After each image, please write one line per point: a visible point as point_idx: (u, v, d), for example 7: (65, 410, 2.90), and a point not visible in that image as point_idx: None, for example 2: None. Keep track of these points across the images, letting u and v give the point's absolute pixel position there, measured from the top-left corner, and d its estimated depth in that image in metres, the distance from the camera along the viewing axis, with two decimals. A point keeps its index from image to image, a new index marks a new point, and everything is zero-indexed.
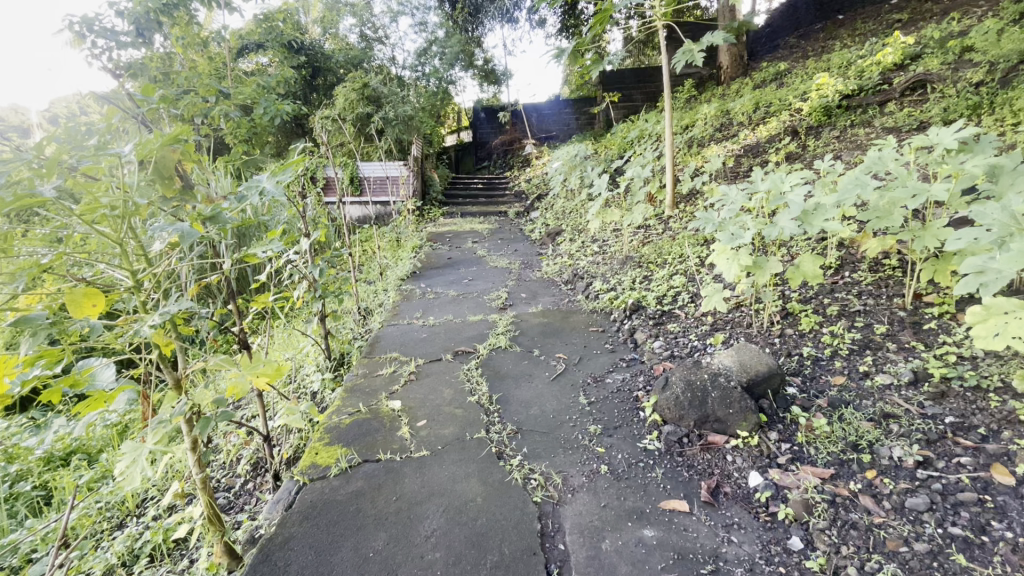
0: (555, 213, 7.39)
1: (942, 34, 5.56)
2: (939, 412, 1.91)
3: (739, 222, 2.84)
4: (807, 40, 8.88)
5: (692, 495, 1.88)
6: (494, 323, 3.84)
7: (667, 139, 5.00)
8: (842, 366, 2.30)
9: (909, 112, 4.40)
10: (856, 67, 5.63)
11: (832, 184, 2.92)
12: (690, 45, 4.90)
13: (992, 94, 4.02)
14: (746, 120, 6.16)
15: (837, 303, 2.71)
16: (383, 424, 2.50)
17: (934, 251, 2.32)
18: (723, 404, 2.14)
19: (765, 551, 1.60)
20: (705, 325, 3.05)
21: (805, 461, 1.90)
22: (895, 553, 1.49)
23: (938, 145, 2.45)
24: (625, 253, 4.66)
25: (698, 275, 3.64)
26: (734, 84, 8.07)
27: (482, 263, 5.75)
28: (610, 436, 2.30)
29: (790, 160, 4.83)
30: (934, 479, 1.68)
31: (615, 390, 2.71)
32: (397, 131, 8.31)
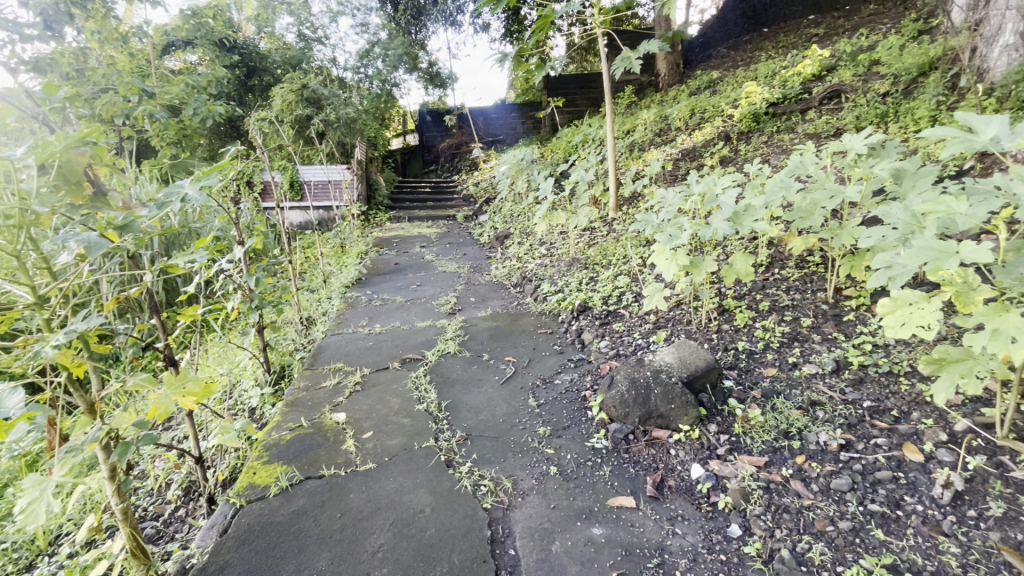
0: (503, 216, 7.41)
1: (853, 48, 6.02)
2: (858, 397, 2.06)
3: (676, 224, 2.95)
4: (737, 51, 9.37)
5: (638, 490, 1.93)
6: (442, 329, 3.79)
7: (609, 143, 5.13)
8: (774, 358, 2.43)
9: (827, 120, 4.75)
10: (780, 77, 6.01)
11: (760, 187, 3.10)
12: (628, 53, 5.06)
13: (897, 103, 4.40)
14: (682, 126, 6.44)
15: (768, 298, 2.87)
16: (326, 439, 2.40)
17: (851, 248, 2.51)
18: (665, 400, 2.21)
19: (707, 541, 1.66)
20: (648, 323, 3.15)
21: (741, 451, 1.99)
22: (822, 533, 1.59)
23: (850, 150, 2.65)
24: (572, 255, 4.73)
25: (641, 275, 3.75)
26: (672, 91, 8.39)
27: (430, 268, 5.69)
28: (559, 437, 2.32)
29: (723, 164, 5.08)
30: (855, 461, 1.80)
31: (564, 391, 2.74)
32: (338, 134, 8.07)
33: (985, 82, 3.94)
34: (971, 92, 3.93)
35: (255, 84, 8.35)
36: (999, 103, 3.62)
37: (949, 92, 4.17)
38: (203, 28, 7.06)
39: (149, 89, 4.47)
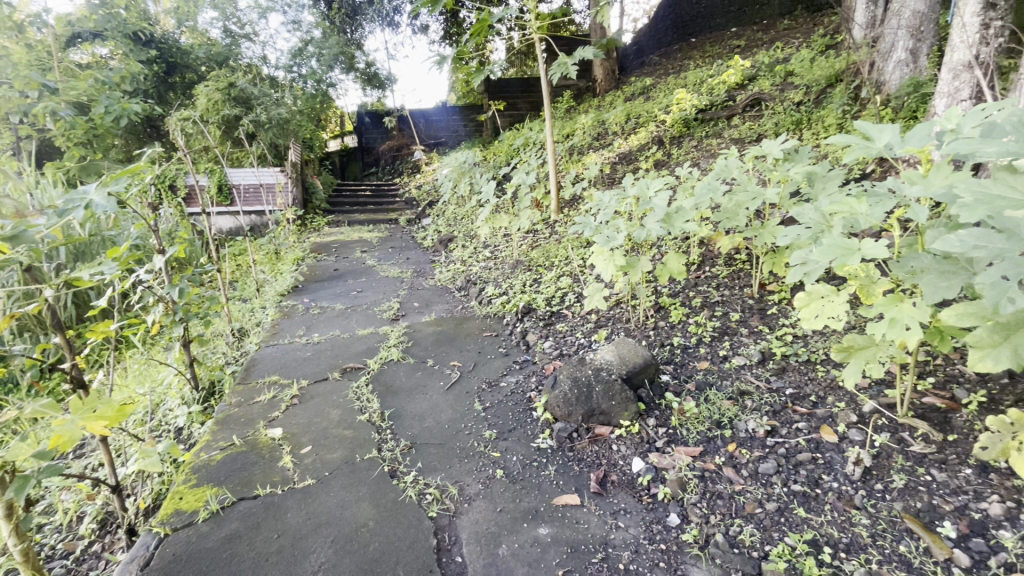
0: (446, 219, 7.34)
1: (771, 60, 6.46)
2: (782, 385, 2.20)
3: (613, 225, 3.04)
4: (667, 59, 9.78)
5: (583, 487, 1.97)
6: (385, 336, 3.70)
7: (549, 146, 5.21)
8: (706, 351, 2.56)
9: (749, 127, 5.06)
10: (707, 84, 6.36)
11: (690, 189, 3.25)
12: (564, 59, 5.17)
13: (809, 112, 4.77)
14: (619, 130, 6.65)
15: (700, 295, 3.02)
16: (261, 456, 2.28)
17: (772, 246, 2.68)
18: (606, 397, 2.26)
19: (648, 532, 1.72)
20: (590, 323, 3.22)
21: (678, 442, 2.08)
22: (752, 515, 1.69)
23: (769, 155, 2.84)
24: (516, 257, 4.77)
25: (583, 276, 3.84)
26: (608, 96, 8.64)
27: (372, 273, 5.55)
28: (505, 440, 2.33)
29: (657, 167, 5.30)
30: (780, 445, 1.93)
31: (510, 393, 2.75)
32: (271, 135, 7.72)
33: (882, 93, 4.34)
34: (871, 102, 4.32)
35: (176, 82, 7.83)
36: (894, 112, 4.00)
37: (853, 102, 4.56)
38: (114, 19, 6.59)
39: (51, 84, 4.11)
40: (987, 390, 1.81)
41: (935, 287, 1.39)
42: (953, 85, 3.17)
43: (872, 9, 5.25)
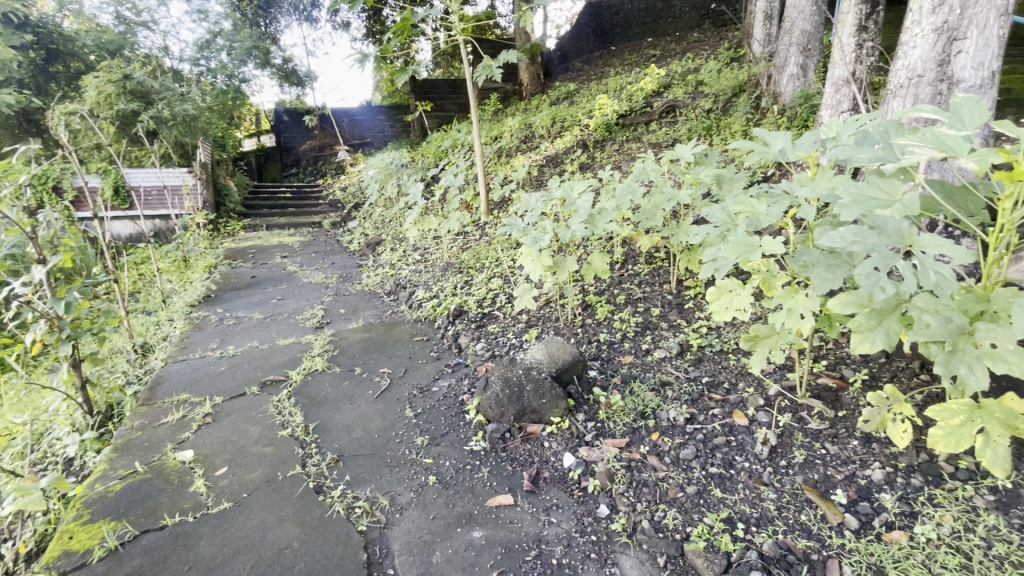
0: (373, 222, 7.12)
1: (683, 70, 6.87)
2: (698, 374, 2.35)
3: (540, 226, 3.09)
4: (589, 65, 10.12)
5: (516, 486, 1.99)
6: (309, 345, 3.52)
7: (477, 148, 5.21)
8: (630, 346, 2.67)
9: (665, 132, 5.35)
10: (626, 91, 6.65)
11: (612, 191, 3.38)
12: (489, 62, 5.19)
13: (717, 119, 5.13)
14: (545, 133, 6.79)
15: (624, 293, 3.15)
16: (168, 483, 2.09)
17: (687, 245, 2.85)
18: (537, 395, 2.29)
19: (579, 525, 1.77)
20: (521, 323, 3.26)
21: (606, 435, 2.15)
22: (674, 500, 1.78)
23: (682, 158, 3.02)
24: (446, 260, 4.72)
25: (513, 277, 3.87)
26: (534, 100, 8.79)
27: (293, 280, 5.26)
28: (437, 446, 2.29)
29: (582, 169, 5.47)
30: (698, 431, 2.05)
31: (442, 398, 2.72)
32: (175, 133, 7.12)
33: (779, 104, 4.76)
34: (770, 112, 4.72)
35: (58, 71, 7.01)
36: (789, 121, 4.40)
37: (755, 111, 4.96)
38: None
39: None
40: (868, 369, 2.04)
41: (822, 280, 1.55)
42: (836, 97, 3.51)
43: (768, 26, 5.77)
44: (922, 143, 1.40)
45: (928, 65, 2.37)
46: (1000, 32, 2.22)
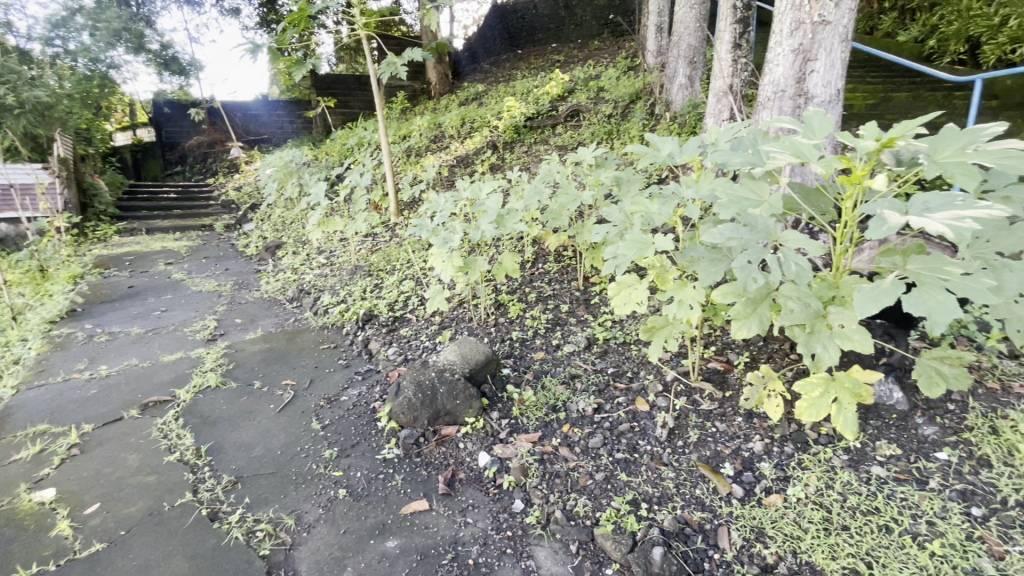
0: (272, 224, 6.64)
1: (585, 76, 7.17)
2: (604, 365, 2.47)
3: (449, 227, 3.06)
4: (497, 67, 10.22)
5: (431, 491, 1.98)
6: (199, 360, 3.20)
7: (384, 147, 5.05)
8: (541, 342, 2.75)
9: (571, 135, 5.56)
10: (533, 94, 6.81)
11: (521, 192, 3.44)
12: (393, 59, 5.05)
13: (617, 124, 5.42)
14: (454, 133, 6.76)
15: (535, 290, 3.23)
16: (22, 530, 1.80)
17: (592, 243, 2.98)
18: (451, 397, 2.28)
19: (495, 522, 1.80)
20: (434, 325, 3.22)
21: (520, 431, 2.19)
22: (584, 487, 1.87)
23: (584, 160, 3.15)
24: (354, 262, 4.52)
25: (425, 279, 3.80)
26: (443, 100, 8.71)
27: (180, 288, 4.76)
28: (347, 457, 2.21)
29: (493, 170, 5.52)
30: (605, 419, 2.16)
31: (352, 407, 2.61)
32: (23, 123, 6.13)
33: (670, 111, 5.14)
34: (664, 118, 5.08)
35: None
36: (680, 128, 4.76)
37: (650, 118, 5.32)
38: None
39: None
40: (749, 351, 2.27)
41: (706, 273, 1.70)
42: (718, 106, 3.84)
43: (659, 39, 6.21)
44: (783, 149, 1.58)
45: (789, 81, 2.69)
46: (843, 56, 2.58)
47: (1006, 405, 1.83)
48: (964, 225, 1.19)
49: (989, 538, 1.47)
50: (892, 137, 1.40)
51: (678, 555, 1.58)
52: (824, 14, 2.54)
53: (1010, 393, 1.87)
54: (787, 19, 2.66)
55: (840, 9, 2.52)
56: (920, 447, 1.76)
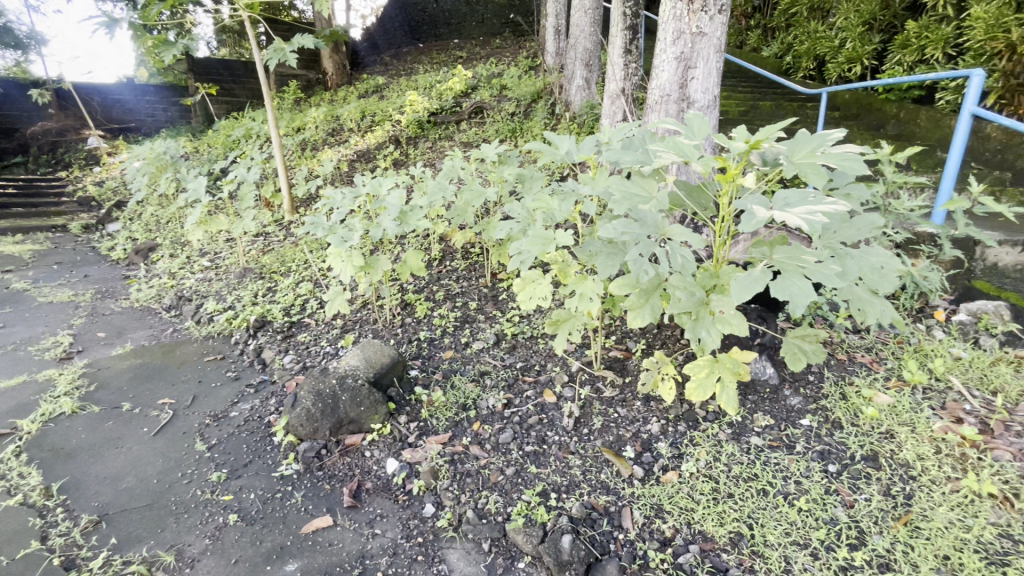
0: (143, 224, 5.87)
1: (488, 73, 7.18)
2: (513, 361, 2.49)
3: (348, 225, 2.89)
4: (398, 59, 9.91)
5: (335, 505, 1.89)
6: (49, 383, 2.74)
7: (274, 139, 4.65)
8: (450, 341, 2.71)
9: (475, 132, 5.55)
10: (436, 88, 6.70)
11: (424, 188, 3.34)
12: (281, 44, 4.67)
13: (520, 122, 5.51)
14: (354, 126, 6.43)
15: (442, 289, 3.18)
16: None
17: (497, 240, 2.98)
18: (354, 404, 2.16)
19: (405, 530, 1.77)
20: (335, 328, 3.04)
21: (429, 433, 2.14)
22: (496, 484, 1.88)
23: (488, 157, 3.14)
24: (243, 265, 4.13)
25: (324, 280, 3.57)
26: (340, 91, 8.25)
27: (23, 300, 4.05)
28: (239, 478, 2.03)
29: (396, 166, 5.35)
30: (515, 414, 2.18)
31: (243, 423, 2.39)
32: None
33: (570, 111, 5.33)
34: (564, 118, 5.25)
35: None
36: (580, 128, 4.94)
37: (552, 117, 5.48)
38: None
39: None
40: (646, 339, 2.42)
41: (603, 266, 1.77)
42: (612, 108, 4.03)
43: (558, 41, 6.40)
44: (668, 149, 1.69)
45: (673, 87, 2.88)
46: (717, 66, 2.83)
47: (852, 373, 2.13)
48: (813, 221, 1.36)
49: (842, 490, 1.70)
50: (758, 139, 1.56)
51: (586, 539, 1.65)
52: (701, 26, 2.76)
53: (855, 363, 2.18)
54: (670, 28, 2.84)
55: (713, 22, 2.76)
56: (788, 416, 1.99)
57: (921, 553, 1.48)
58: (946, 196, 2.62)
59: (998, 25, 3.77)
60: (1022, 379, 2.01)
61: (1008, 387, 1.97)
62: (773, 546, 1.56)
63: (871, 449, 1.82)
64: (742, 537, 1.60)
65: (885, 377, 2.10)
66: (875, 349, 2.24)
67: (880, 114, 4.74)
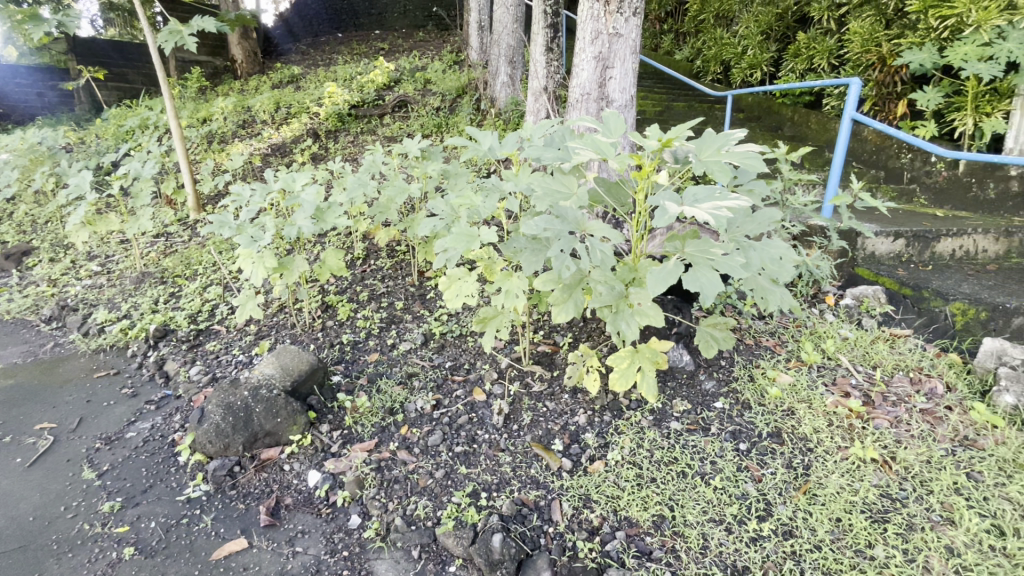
0: (14, 224, 5.11)
1: (411, 67, 7.01)
2: (442, 360, 2.44)
3: (260, 223, 2.68)
4: (315, 48, 9.41)
5: (250, 526, 1.78)
6: None
7: (173, 130, 4.21)
8: (375, 343, 2.60)
9: (399, 127, 5.39)
10: (357, 80, 6.42)
11: (344, 183, 3.17)
12: (177, 26, 4.24)
13: (445, 117, 5.42)
14: (268, 118, 6.01)
15: (367, 289, 3.05)
16: None
17: (423, 237, 2.91)
18: (270, 416, 2.03)
19: (329, 545, 1.71)
20: (249, 335, 2.82)
21: (354, 441, 2.06)
22: (425, 488, 1.84)
23: (410, 152, 3.04)
24: (141, 268, 3.72)
25: (236, 283, 3.31)
26: (251, 80, 7.68)
27: None
28: (136, 507, 1.86)
29: (315, 161, 5.08)
30: (444, 415, 2.14)
31: (141, 444, 2.17)
32: None
33: (496, 107, 5.32)
34: (489, 114, 5.24)
35: None
36: (505, 125, 4.96)
37: (477, 113, 5.45)
38: None
39: None
40: (572, 332, 2.46)
41: (527, 263, 1.78)
42: (536, 105, 4.07)
43: (482, 37, 6.38)
44: (586, 146, 1.72)
45: (592, 86, 2.95)
46: (633, 67, 2.93)
47: (758, 357, 2.29)
48: (718, 217, 1.44)
49: (751, 466, 1.83)
50: (670, 138, 1.62)
51: (516, 536, 1.66)
52: (617, 26, 2.84)
53: (761, 347, 2.36)
54: (587, 27, 2.90)
55: (628, 24, 2.85)
56: (703, 400, 2.11)
57: (818, 518, 1.63)
58: (833, 191, 2.88)
59: (871, 39, 4.21)
60: (896, 353, 2.27)
61: (886, 361, 2.22)
62: (692, 525, 1.65)
63: (775, 427, 1.98)
64: (664, 520, 1.68)
65: (787, 359, 2.29)
66: (778, 333, 2.43)
67: (777, 116, 5.16)
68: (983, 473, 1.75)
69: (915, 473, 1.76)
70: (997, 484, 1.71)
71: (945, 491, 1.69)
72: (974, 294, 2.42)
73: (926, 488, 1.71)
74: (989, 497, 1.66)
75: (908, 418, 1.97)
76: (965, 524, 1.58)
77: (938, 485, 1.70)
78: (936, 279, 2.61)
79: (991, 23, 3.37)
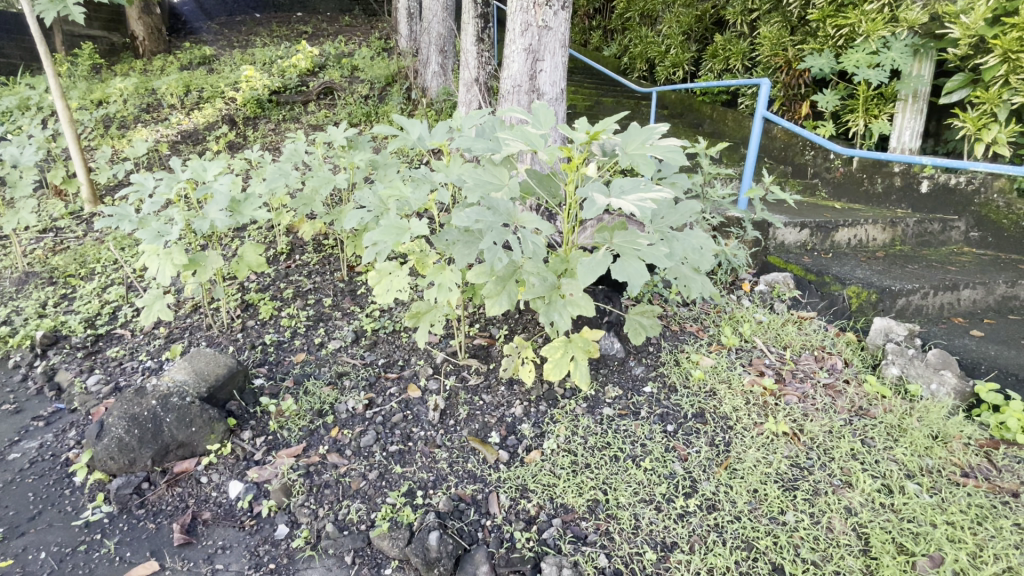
0: None
1: (336, 52, 6.68)
2: (374, 358, 2.35)
3: (167, 216, 2.43)
4: (230, 27, 8.71)
5: (163, 546, 1.64)
6: None
7: (60, 112, 3.70)
8: (302, 343, 2.47)
9: (325, 114, 5.13)
10: (277, 65, 6.03)
11: (262, 173, 2.96)
12: None
13: (375, 105, 5.22)
14: (177, 103, 5.48)
15: (292, 286, 2.88)
16: None
17: (351, 230, 2.78)
18: (182, 426, 1.86)
19: (254, 558, 1.61)
20: (158, 339, 2.58)
21: (280, 447, 1.95)
22: (358, 491, 1.78)
23: (334, 140, 2.88)
24: (24, 268, 3.28)
25: (141, 282, 3.01)
26: (156, 60, 6.98)
27: None
28: (21, 537, 1.67)
29: (231, 149, 4.72)
30: (377, 414, 2.07)
31: (26, 467, 1.93)
32: None
33: (427, 97, 5.21)
34: (421, 103, 5.12)
35: None
36: (437, 115, 4.86)
37: (408, 102, 5.30)
38: None
39: None
40: (508, 325, 2.46)
41: (461, 256, 1.75)
42: (468, 97, 4.00)
43: (411, 24, 6.19)
44: (516, 138, 1.71)
45: (523, 78, 2.95)
46: (562, 60, 2.96)
47: (683, 342, 2.42)
48: (644, 208, 1.48)
49: (678, 447, 1.92)
50: (598, 130, 1.64)
51: (453, 532, 1.64)
52: (546, 20, 2.85)
53: (685, 333, 2.49)
54: (517, 19, 2.89)
55: (557, 17, 2.87)
56: (633, 385, 2.19)
57: (737, 490, 1.75)
58: (747, 184, 3.07)
59: (779, 44, 4.52)
60: (804, 334, 2.47)
61: (794, 342, 2.41)
62: (624, 506, 1.71)
63: (699, 407, 2.09)
64: (598, 503, 1.73)
65: (709, 343, 2.42)
66: (700, 319, 2.58)
67: (698, 113, 5.44)
68: (875, 438, 1.95)
69: (819, 443, 1.93)
70: (886, 447, 1.92)
71: (843, 457, 1.87)
72: (867, 279, 2.69)
73: (829, 455, 1.88)
74: (879, 459, 1.86)
75: (813, 393, 2.16)
76: (860, 485, 1.75)
77: (839, 452, 1.88)
78: (835, 266, 2.86)
79: (878, 34, 3.68)
